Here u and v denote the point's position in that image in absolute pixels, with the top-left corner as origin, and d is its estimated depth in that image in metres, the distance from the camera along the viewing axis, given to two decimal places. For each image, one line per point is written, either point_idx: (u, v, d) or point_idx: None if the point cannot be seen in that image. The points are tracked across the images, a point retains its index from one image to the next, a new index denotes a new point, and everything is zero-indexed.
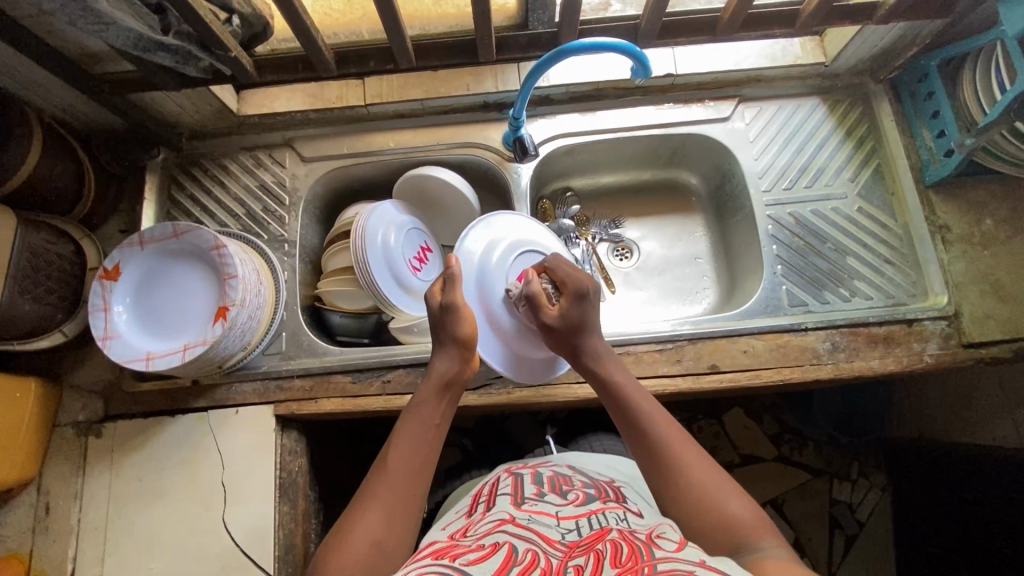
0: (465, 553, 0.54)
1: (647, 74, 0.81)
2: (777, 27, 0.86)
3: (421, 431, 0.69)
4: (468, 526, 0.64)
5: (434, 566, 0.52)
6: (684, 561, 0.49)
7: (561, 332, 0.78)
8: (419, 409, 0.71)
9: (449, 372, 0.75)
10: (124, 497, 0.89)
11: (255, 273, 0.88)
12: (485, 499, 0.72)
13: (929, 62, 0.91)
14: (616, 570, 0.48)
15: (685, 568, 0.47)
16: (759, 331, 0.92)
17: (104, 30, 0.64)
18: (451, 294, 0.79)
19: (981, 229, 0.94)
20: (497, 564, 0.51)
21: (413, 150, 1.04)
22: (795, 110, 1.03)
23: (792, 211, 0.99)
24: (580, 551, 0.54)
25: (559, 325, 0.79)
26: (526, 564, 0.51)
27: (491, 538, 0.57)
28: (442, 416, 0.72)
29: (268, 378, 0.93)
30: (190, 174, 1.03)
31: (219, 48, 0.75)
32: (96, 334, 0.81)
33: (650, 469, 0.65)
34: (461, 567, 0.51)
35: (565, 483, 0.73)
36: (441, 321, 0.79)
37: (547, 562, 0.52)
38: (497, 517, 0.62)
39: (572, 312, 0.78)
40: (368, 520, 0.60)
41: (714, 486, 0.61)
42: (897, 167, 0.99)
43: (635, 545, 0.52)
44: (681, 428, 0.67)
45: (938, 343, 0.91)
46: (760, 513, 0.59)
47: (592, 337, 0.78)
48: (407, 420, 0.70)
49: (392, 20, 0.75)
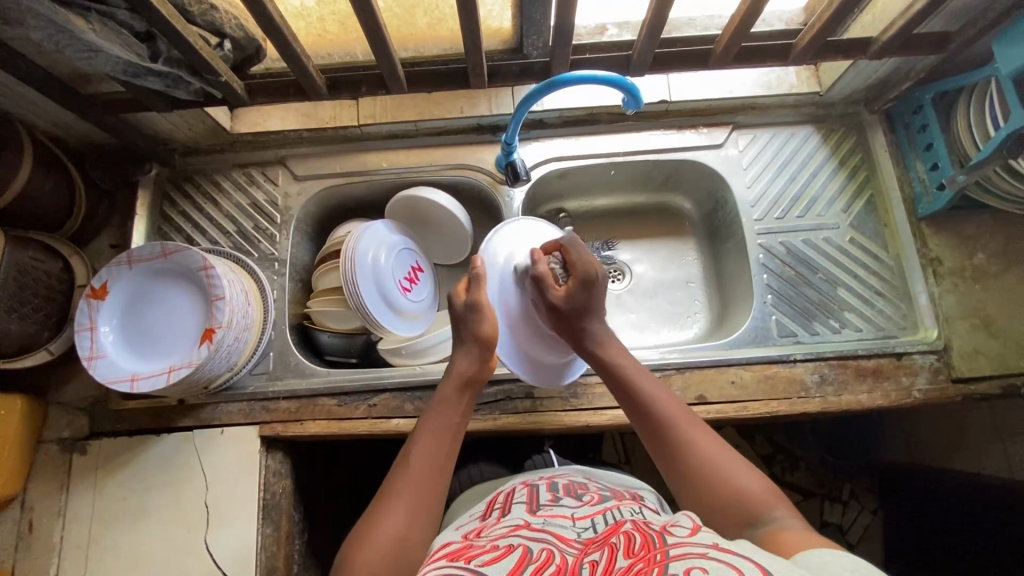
0: (479, 554, 0.53)
1: (639, 106, 0.82)
2: (771, 59, 0.86)
3: (441, 429, 0.70)
4: (482, 528, 0.63)
5: (448, 570, 0.50)
6: (697, 545, 0.49)
7: (568, 314, 0.80)
8: (439, 408, 0.72)
9: (468, 370, 0.76)
10: (108, 516, 0.89)
11: (243, 294, 0.88)
12: (499, 505, 0.71)
13: (924, 95, 0.91)
14: (629, 559, 0.49)
15: (698, 552, 0.47)
16: (747, 361, 0.92)
17: (93, 57, 0.66)
18: (476, 293, 0.80)
19: (972, 263, 0.94)
20: (511, 565, 0.50)
21: (406, 170, 1.04)
22: (789, 139, 1.03)
23: (783, 240, 0.99)
24: (594, 547, 0.53)
25: (567, 308, 0.80)
26: (541, 563, 0.51)
27: (506, 539, 0.56)
28: (462, 416, 0.73)
29: (254, 399, 0.93)
30: (183, 190, 1.03)
31: (209, 73, 0.75)
32: (81, 354, 0.81)
33: (661, 451, 0.67)
34: (477, 570, 0.50)
35: (580, 487, 0.73)
36: (461, 319, 0.80)
37: (563, 559, 0.52)
38: (512, 522, 0.62)
39: (578, 296, 0.80)
40: (391, 517, 0.60)
41: (724, 462, 0.63)
42: (890, 199, 0.99)
43: (648, 535, 0.53)
44: (687, 410, 0.70)
45: (927, 378, 0.90)
46: (771, 487, 0.60)
47: (598, 325, 0.80)
48: (426, 419, 0.71)
49: (383, 48, 0.75)
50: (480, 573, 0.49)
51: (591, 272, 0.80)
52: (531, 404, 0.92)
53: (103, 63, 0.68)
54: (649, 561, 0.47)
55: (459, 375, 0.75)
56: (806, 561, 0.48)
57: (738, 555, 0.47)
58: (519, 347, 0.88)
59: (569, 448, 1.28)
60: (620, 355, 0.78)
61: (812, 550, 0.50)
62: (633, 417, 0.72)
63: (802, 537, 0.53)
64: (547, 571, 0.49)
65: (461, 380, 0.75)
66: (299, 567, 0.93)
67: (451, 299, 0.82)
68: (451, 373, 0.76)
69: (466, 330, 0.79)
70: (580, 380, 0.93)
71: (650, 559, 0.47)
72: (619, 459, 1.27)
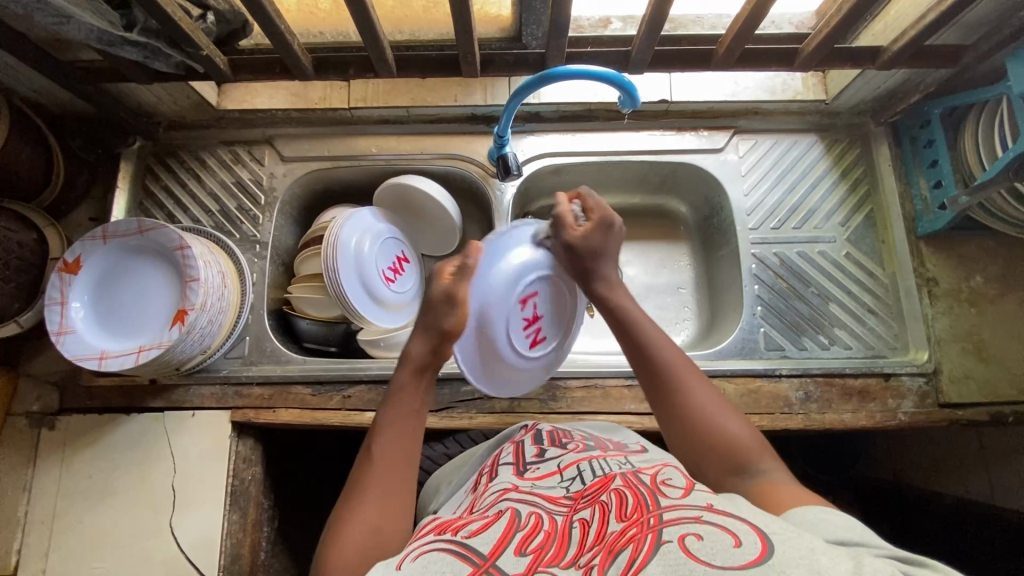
0: (467, 526, 0.52)
1: (636, 105, 0.79)
2: (776, 64, 0.83)
3: (403, 422, 0.64)
4: (473, 500, 0.61)
5: (436, 544, 0.49)
6: (691, 507, 0.46)
7: (581, 254, 0.71)
8: (396, 400, 0.65)
9: (422, 356, 0.66)
10: (73, 492, 0.87)
11: (219, 276, 0.85)
12: (488, 468, 0.68)
13: (932, 110, 0.88)
14: (622, 523, 0.45)
15: (691, 515, 0.44)
16: (731, 374, 0.90)
17: (64, 23, 0.62)
18: (459, 286, 0.66)
19: (969, 285, 0.92)
20: (498, 535, 0.48)
21: (396, 157, 1.01)
22: (791, 147, 1.00)
23: (777, 251, 0.97)
24: (584, 503, 0.51)
25: (582, 248, 0.71)
26: (529, 529, 0.48)
27: (495, 505, 0.55)
28: (423, 398, 0.66)
29: (227, 383, 0.91)
30: (166, 165, 1.00)
31: (189, 46, 0.72)
32: (50, 328, 0.79)
33: (656, 397, 0.64)
34: (464, 541, 0.48)
35: (566, 437, 0.71)
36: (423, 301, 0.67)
37: (551, 523, 0.49)
38: (500, 488, 0.59)
39: (595, 237, 0.71)
40: (361, 519, 0.56)
41: (717, 414, 0.61)
42: (890, 215, 0.96)
43: (639, 494, 0.48)
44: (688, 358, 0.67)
45: (914, 401, 0.88)
46: (759, 437, 0.60)
47: (609, 266, 0.72)
48: (384, 412, 0.64)
49: (371, 31, 0.72)
50: (467, 546, 0.47)
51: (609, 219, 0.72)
52: (509, 405, 0.90)
53: (75, 30, 0.64)
54: (642, 527, 0.43)
55: (414, 363, 0.66)
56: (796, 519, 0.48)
57: (733, 517, 0.44)
58: (489, 357, 0.73)
59: None
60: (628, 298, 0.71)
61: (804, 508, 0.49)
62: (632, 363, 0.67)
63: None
64: (535, 540, 0.47)
65: (416, 367, 0.66)
66: (266, 555, 0.92)
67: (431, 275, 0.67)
68: (403, 364, 0.66)
69: (426, 318, 0.66)
70: (559, 383, 0.91)
71: (642, 524, 0.44)
72: None
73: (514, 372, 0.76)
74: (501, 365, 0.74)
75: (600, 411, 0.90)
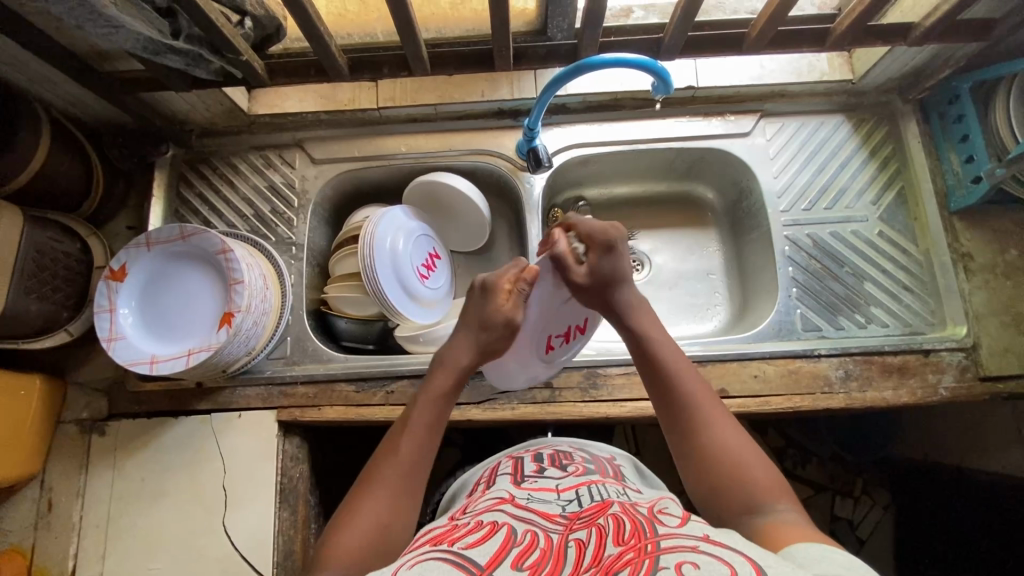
0: (464, 536, 0.51)
1: (669, 91, 0.80)
2: (807, 45, 0.83)
3: (433, 420, 0.67)
4: (468, 504, 0.62)
5: (433, 553, 0.48)
6: (688, 537, 0.47)
7: (595, 289, 0.73)
8: (430, 402, 0.68)
9: (464, 364, 0.71)
10: (126, 496, 0.89)
11: (261, 278, 0.87)
12: (485, 480, 0.70)
13: (961, 85, 0.88)
14: (619, 548, 0.46)
15: (688, 544, 0.45)
16: (770, 355, 0.90)
17: (114, 33, 0.64)
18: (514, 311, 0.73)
19: (1005, 259, 0.92)
20: (494, 548, 0.48)
21: (424, 154, 1.02)
22: (818, 128, 1.00)
23: (810, 232, 0.97)
24: (580, 525, 0.52)
25: (591, 280, 0.73)
26: (525, 546, 0.49)
27: (490, 516, 0.55)
28: (445, 409, 0.69)
29: (271, 383, 0.92)
30: (199, 172, 1.01)
31: (230, 51, 0.73)
32: (100, 335, 0.81)
33: (676, 433, 0.65)
34: (461, 551, 0.48)
35: (566, 458, 0.72)
36: (485, 316, 0.73)
37: (547, 541, 0.50)
38: (497, 496, 0.61)
39: (606, 264, 0.72)
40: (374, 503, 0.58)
41: (736, 452, 0.61)
42: (922, 192, 0.96)
43: (637, 522, 0.51)
44: (707, 391, 0.67)
45: (954, 375, 0.89)
46: (776, 476, 0.59)
47: (631, 291, 0.74)
48: (418, 406, 0.68)
49: (409, 27, 0.73)
50: (464, 556, 0.47)
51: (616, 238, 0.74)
52: (550, 394, 0.91)
53: (124, 40, 0.66)
54: (639, 551, 0.44)
55: (453, 368, 0.71)
56: (800, 557, 0.47)
57: (729, 549, 0.45)
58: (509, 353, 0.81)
59: None
60: (657, 330, 0.72)
61: (805, 545, 0.48)
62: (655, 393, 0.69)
63: (800, 531, 0.51)
64: (531, 557, 0.47)
65: (455, 374, 0.71)
66: None
67: (490, 286, 0.74)
68: (441, 369, 0.71)
69: (483, 334, 0.73)
70: (599, 371, 0.92)
71: (640, 548, 0.45)
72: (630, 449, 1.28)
73: (518, 372, 0.86)
74: (515, 366, 0.84)
75: (641, 397, 0.91)
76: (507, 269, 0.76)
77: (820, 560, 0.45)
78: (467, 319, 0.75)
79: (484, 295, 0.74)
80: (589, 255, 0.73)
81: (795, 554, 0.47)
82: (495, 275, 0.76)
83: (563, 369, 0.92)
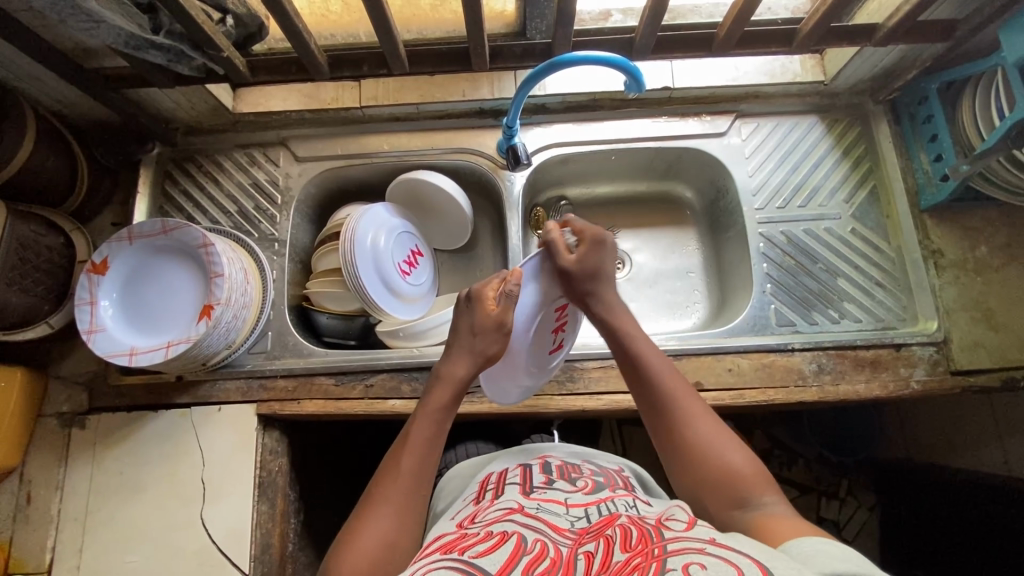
0: (473, 546, 0.52)
1: (641, 89, 0.82)
2: (775, 45, 0.85)
3: (431, 436, 0.66)
4: (476, 512, 0.62)
5: (443, 562, 0.49)
6: (694, 539, 0.48)
7: (578, 278, 0.74)
8: (426, 416, 0.67)
9: (460, 376, 0.69)
10: (105, 489, 0.89)
11: (242, 272, 0.88)
12: (493, 487, 0.70)
13: (929, 85, 0.91)
14: (627, 553, 0.47)
15: (694, 547, 0.46)
16: (744, 349, 0.91)
17: (95, 28, 0.66)
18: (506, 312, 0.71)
19: (974, 256, 0.93)
20: (504, 556, 0.49)
21: (407, 153, 1.03)
22: (793, 128, 1.02)
23: (784, 230, 0.99)
24: (588, 538, 0.52)
25: (579, 271, 0.74)
26: (535, 555, 0.49)
27: (500, 526, 0.55)
28: (443, 423, 0.67)
29: (252, 377, 0.93)
30: (184, 169, 1.03)
31: (210, 48, 0.75)
32: (81, 327, 0.82)
33: (659, 428, 0.66)
34: (471, 561, 0.49)
35: (575, 471, 0.71)
36: (473, 328, 0.72)
37: (557, 552, 0.50)
38: (506, 506, 0.61)
39: (592, 256, 0.74)
40: (377, 523, 0.58)
41: (714, 441, 0.62)
42: (894, 190, 0.98)
43: (644, 529, 0.52)
44: (684, 380, 0.68)
45: (926, 370, 0.90)
46: (755, 464, 0.60)
47: (607, 287, 0.75)
48: (416, 422, 0.67)
49: (385, 26, 0.75)
50: (473, 565, 0.48)
51: (601, 238, 0.76)
52: None
53: (105, 35, 0.67)
54: (647, 556, 0.45)
55: (451, 380, 0.70)
56: (796, 552, 0.47)
57: (736, 550, 0.46)
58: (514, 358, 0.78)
59: (565, 438, 1.29)
60: (628, 319, 0.74)
61: (800, 539, 0.49)
62: (632, 385, 0.70)
63: (793, 524, 0.53)
64: (542, 565, 0.47)
65: (454, 386, 0.69)
66: (294, 546, 0.94)
67: (476, 295, 0.73)
68: (440, 381, 0.70)
69: (478, 344, 0.71)
70: (576, 365, 0.93)
71: (647, 553, 0.46)
72: (615, 450, 1.28)
73: (517, 382, 0.83)
74: (512, 374, 0.81)
75: (617, 391, 0.92)
76: (490, 279, 0.76)
77: (814, 554, 0.46)
78: (458, 333, 0.73)
79: (471, 306, 0.73)
80: (579, 247, 0.76)
81: (793, 550, 0.48)
82: (479, 285, 0.75)
83: None
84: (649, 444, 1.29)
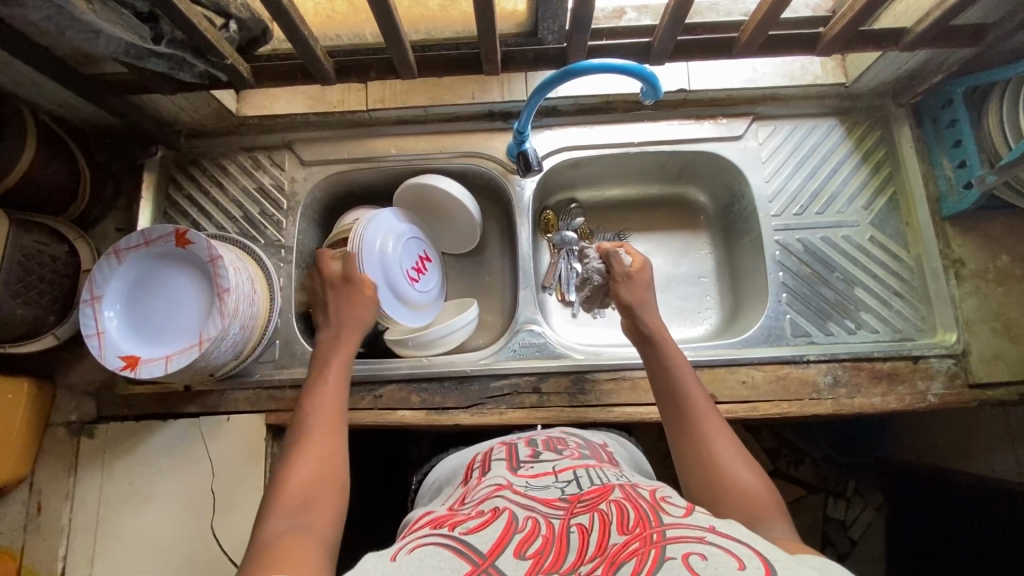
0: (464, 521, 0.50)
1: (658, 96, 0.79)
2: (798, 50, 0.82)
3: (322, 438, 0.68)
4: (467, 493, 0.60)
5: (432, 536, 0.48)
6: (694, 527, 0.46)
7: (626, 287, 0.82)
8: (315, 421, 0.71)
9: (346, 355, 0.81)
10: (114, 498, 0.89)
11: (249, 282, 0.86)
12: (480, 464, 0.68)
13: (954, 90, 0.87)
14: (624, 536, 0.45)
15: (694, 535, 0.44)
16: (759, 361, 0.90)
17: (94, 38, 0.64)
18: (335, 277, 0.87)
19: (996, 265, 0.91)
20: (496, 533, 0.47)
21: (414, 156, 1.01)
22: (811, 131, 1.00)
23: (800, 237, 0.97)
24: (582, 508, 0.51)
25: (625, 282, 0.82)
26: (527, 533, 0.47)
27: (490, 503, 0.53)
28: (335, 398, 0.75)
29: (261, 387, 0.93)
30: (188, 173, 1.01)
31: (213, 55, 0.72)
32: (86, 329, 0.81)
33: (684, 444, 0.66)
34: (461, 537, 0.47)
35: (560, 444, 0.71)
36: (352, 297, 0.86)
37: (548, 527, 0.48)
38: (495, 483, 0.59)
39: (642, 275, 0.83)
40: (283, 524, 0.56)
41: (735, 465, 0.61)
42: (914, 197, 0.96)
43: (641, 509, 0.49)
44: (711, 405, 0.69)
45: (943, 382, 0.88)
46: (771, 489, 0.59)
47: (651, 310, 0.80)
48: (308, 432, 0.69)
49: (395, 33, 0.73)
50: (465, 543, 0.46)
51: (648, 262, 0.85)
52: (538, 399, 0.91)
53: (105, 45, 0.66)
54: (645, 541, 0.43)
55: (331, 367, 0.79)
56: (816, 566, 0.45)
57: (736, 540, 0.44)
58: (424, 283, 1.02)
59: None
60: (665, 337, 0.77)
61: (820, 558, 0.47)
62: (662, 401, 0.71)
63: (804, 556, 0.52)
64: (534, 544, 0.45)
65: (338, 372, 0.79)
66: None
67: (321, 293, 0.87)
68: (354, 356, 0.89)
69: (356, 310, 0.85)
70: (588, 376, 0.92)
71: (645, 538, 0.44)
72: None
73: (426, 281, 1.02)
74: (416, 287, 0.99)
75: (629, 402, 0.91)
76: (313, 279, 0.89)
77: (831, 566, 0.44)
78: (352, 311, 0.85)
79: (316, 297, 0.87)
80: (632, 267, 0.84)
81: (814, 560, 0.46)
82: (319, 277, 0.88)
83: (550, 374, 0.92)
84: (657, 445, 1.29)
